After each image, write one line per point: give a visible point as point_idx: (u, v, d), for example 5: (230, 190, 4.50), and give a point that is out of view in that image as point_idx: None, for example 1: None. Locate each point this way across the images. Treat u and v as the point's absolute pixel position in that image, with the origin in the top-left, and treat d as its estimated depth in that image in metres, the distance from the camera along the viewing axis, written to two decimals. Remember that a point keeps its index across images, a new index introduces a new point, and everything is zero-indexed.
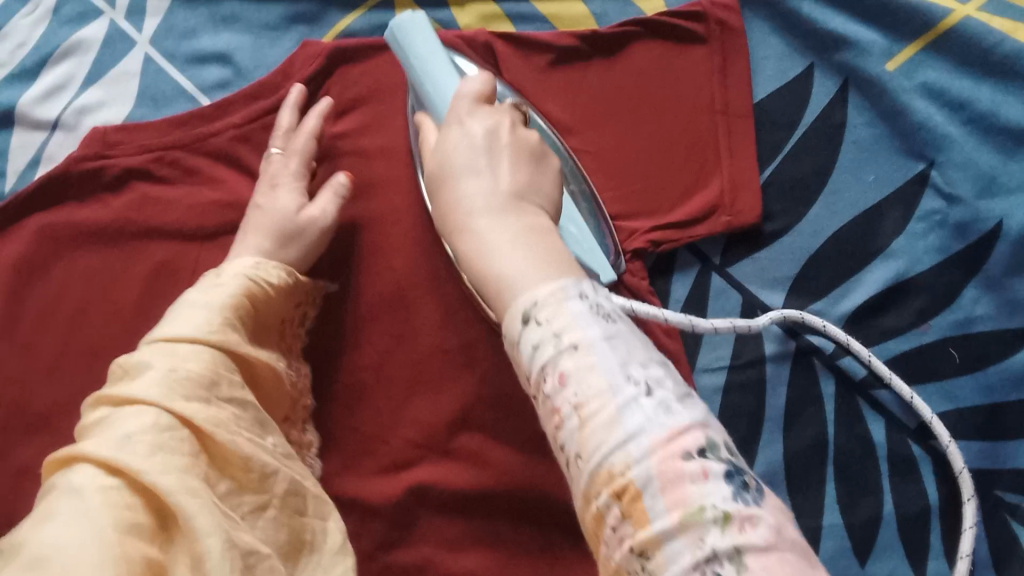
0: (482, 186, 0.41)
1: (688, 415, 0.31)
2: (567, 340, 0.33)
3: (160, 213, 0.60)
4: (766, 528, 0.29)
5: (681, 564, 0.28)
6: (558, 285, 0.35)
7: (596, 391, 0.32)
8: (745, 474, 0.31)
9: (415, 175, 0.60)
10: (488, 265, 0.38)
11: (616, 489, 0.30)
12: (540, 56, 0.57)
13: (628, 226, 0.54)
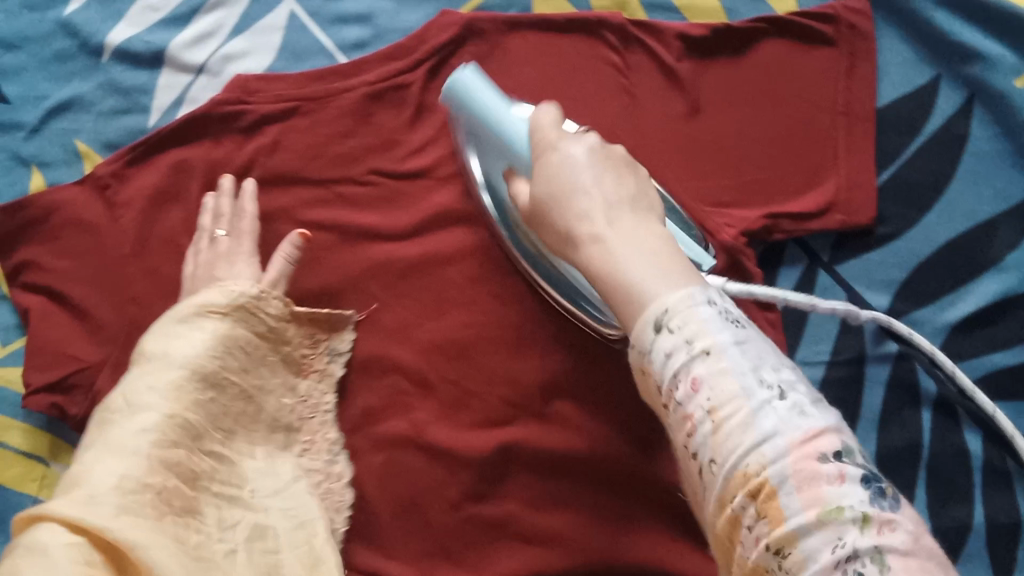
0: (601, 226, 0.39)
1: (823, 419, 0.32)
2: (699, 346, 0.33)
3: (289, 160, 0.64)
4: (907, 534, 0.29)
5: (821, 562, 0.29)
6: (685, 294, 0.35)
7: (728, 396, 0.32)
8: (881, 482, 0.31)
9: None
10: (615, 274, 0.38)
11: (751, 489, 0.31)
12: (670, 45, 0.58)
13: (738, 214, 0.56)
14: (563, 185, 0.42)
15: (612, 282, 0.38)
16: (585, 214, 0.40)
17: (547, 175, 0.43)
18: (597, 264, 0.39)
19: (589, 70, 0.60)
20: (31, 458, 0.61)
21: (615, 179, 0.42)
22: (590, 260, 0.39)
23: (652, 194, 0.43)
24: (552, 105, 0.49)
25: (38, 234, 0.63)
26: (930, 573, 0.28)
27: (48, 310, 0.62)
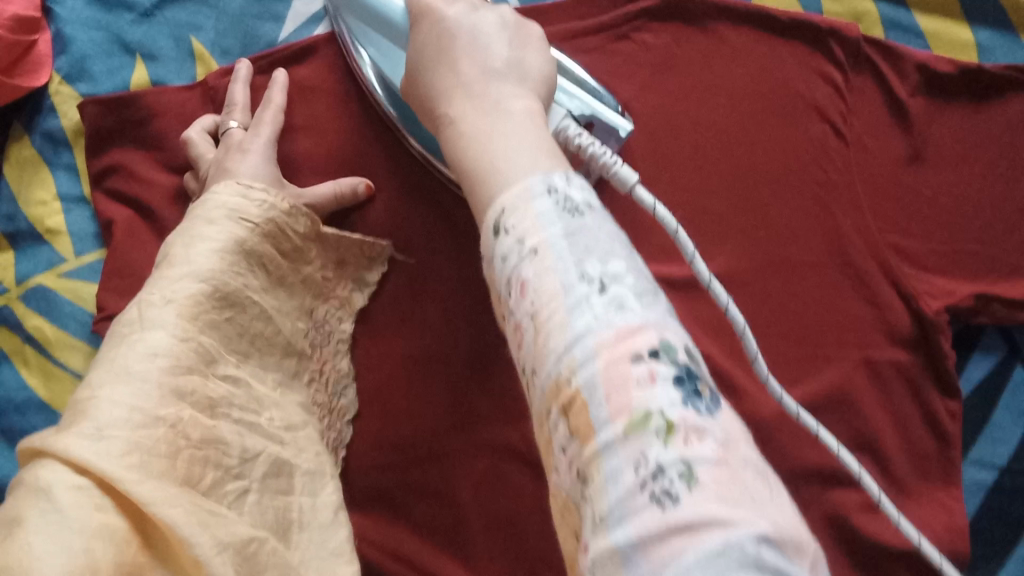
0: (466, 101, 0.37)
1: (644, 314, 0.27)
2: (528, 244, 0.29)
3: None
4: (715, 443, 0.25)
5: (622, 484, 0.24)
6: (523, 186, 0.31)
7: (551, 297, 0.28)
8: (701, 382, 0.27)
9: (717, 149, 0.52)
10: (469, 150, 0.35)
11: (563, 402, 0.27)
12: (905, 75, 0.52)
13: (943, 284, 0.50)
14: (437, 64, 0.40)
15: (462, 165, 0.35)
16: (455, 91, 0.38)
17: (424, 51, 0.41)
18: (454, 143, 0.36)
19: (800, 81, 0.52)
20: None
21: (506, 47, 0.40)
22: (450, 137, 0.37)
23: (533, 78, 0.39)
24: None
25: (135, 135, 0.55)
26: (737, 486, 0.24)
27: (133, 226, 0.55)
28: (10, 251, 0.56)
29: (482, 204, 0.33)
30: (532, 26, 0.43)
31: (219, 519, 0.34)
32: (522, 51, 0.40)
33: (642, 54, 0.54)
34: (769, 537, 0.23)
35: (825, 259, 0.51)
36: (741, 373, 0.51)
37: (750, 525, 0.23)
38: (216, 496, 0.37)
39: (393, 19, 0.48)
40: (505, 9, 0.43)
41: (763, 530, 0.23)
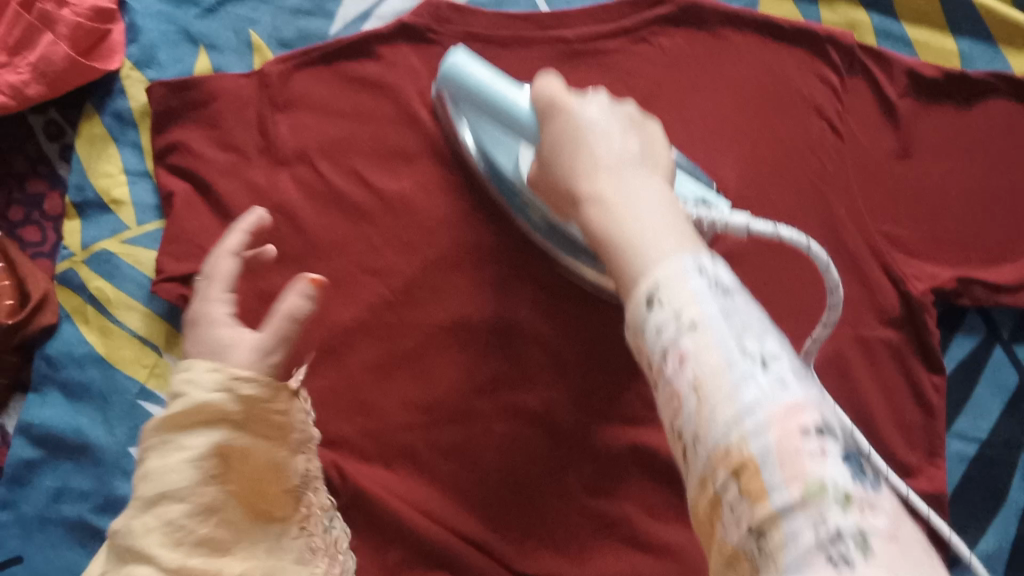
0: (603, 180, 0.37)
1: (807, 396, 0.28)
2: (685, 319, 0.30)
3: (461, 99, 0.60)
4: (887, 519, 0.26)
5: (801, 544, 0.25)
6: (672, 263, 0.31)
7: (713, 368, 0.28)
8: (865, 463, 0.27)
9: (727, 140, 0.57)
10: (610, 219, 0.35)
11: (732, 465, 0.27)
12: (896, 79, 0.58)
13: (929, 268, 0.55)
14: (565, 146, 0.40)
15: (592, 231, 0.35)
16: (590, 171, 0.38)
17: (555, 138, 0.41)
18: (596, 221, 0.35)
19: (801, 82, 0.58)
20: (144, 342, 0.59)
21: (632, 135, 0.40)
22: (584, 213, 0.36)
23: (659, 160, 0.39)
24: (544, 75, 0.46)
25: (195, 116, 0.61)
26: (911, 560, 0.25)
27: (190, 198, 0.60)
28: (76, 218, 0.61)
29: (624, 276, 0.32)
30: (653, 125, 0.43)
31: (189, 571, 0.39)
32: (646, 134, 0.41)
33: (659, 55, 0.59)
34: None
35: (823, 243, 0.55)
36: None
37: None
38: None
39: (518, 114, 0.49)
40: (630, 104, 0.43)
41: None
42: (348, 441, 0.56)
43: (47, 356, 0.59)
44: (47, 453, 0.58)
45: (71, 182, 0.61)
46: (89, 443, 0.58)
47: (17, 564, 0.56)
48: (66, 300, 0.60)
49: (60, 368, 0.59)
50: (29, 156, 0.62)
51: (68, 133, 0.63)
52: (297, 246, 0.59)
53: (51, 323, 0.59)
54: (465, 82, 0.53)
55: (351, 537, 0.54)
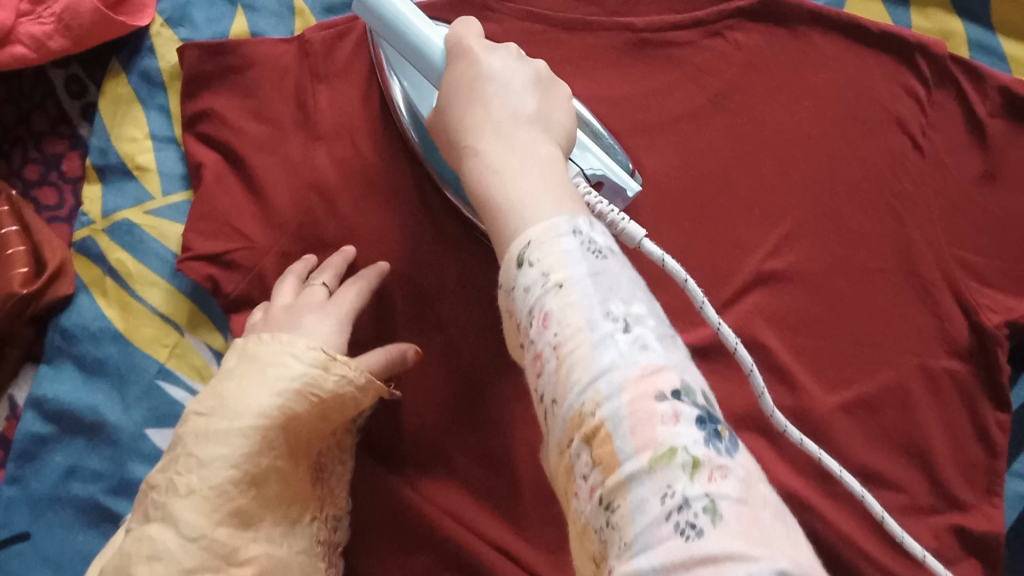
0: (493, 138, 0.39)
1: (665, 356, 0.30)
2: (552, 279, 0.31)
3: None
4: (736, 482, 0.27)
5: (649, 512, 0.26)
6: (548, 223, 0.33)
7: (574, 330, 0.30)
8: (719, 423, 0.29)
9: (800, 151, 0.54)
10: (496, 180, 0.36)
11: (586, 432, 0.29)
12: (988, 96, 0.54)
13: (1004, 300, 0.52)
14: (462, 94, 0.41)
15: (480, 194, 0.37)
16: (483, 123, 0.39)
17: (454, 89, 0.42)
18: (476, 177, 0.38)
19: (884, 91, 0.54)
20: (166, 322, 0.56)
21: (535, 100, 0.41)
22: (469, 169, 0.38)
23: (559, 131, 0.41)
24: (468, 21, 0.45)
25: (229, 83, 0.57)
26: (758, 524, 0.26)
27: (221, 172, 0.56)
28: (97, 184, 0.57)
29: (503, 239, 0.34)
30: (562, 89, 0.44)
31: None
32: (550, 101, 0.42)
33: (733, 52, 0.56)
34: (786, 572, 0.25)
35: (891, 266, 0.53)
36: (800, 370, 0.53)
37: (765, 559, 0.25)
38: None
39: (432, 59, 0.45)
40: (537, 62, 0.44)
41: (778, 564, 0.25)
42: (377, 439, 0.55)
43: (62, 329, 0.56)
44: (59, 430, 0.56)
45: (93, 145, 0.57)
46: (104, 422, 0.56)
47: (25, 542, 0.55)
48: (84, 270, 0.57)
49: (74, 342, 0.56)
50: (51, 115, 0.59)
51: (93, 91, 0.59)
52: (334, 232, 0.56)
53: (67, 295, 0.56)
54: (377, 11, 0.46)
55: (376, 539, 0.53)
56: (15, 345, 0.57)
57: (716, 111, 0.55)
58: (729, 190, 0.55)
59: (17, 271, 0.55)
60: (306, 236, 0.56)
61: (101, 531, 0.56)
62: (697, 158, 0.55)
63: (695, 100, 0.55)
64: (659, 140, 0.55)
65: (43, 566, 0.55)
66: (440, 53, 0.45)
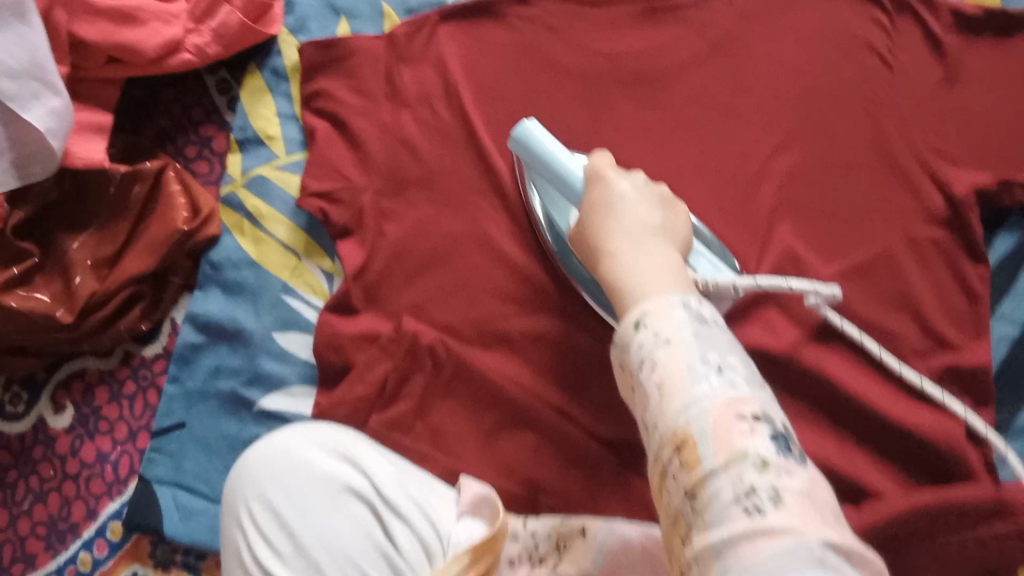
0: (623, 244, 0.52)
1: (750, 393, 0.41)
2: (663, 336, 0.43)
3: (557, 49, 0.71)
4: (797, 479, 0.38)
5: (722, 497, 0.38)
6: (661, 301, 0.45)
7: (677, 372, 0.42)
8: (793, 442, 0.40)
9: (786, 79, 0.67)
10: (624, 273, 0.50)
11: (679, 441, 0.40)
12: (941, 19, 0.66)
13: (970, 174, 0.62)
14: (600, 214, 0.54)
15: (617, 284, 0.50)
16: (613, 235, 0.53)
17: (592, 206, 0.55)
18: (611, 273, 0.51)
19: (852, 27, 0.67)
20: (287, 250, 0.72)
21: (658, 214, 0.54)
22: (603, 267, 0.52)
23: (677, 236, 0.54)
24: (604, 155, 0.59)
25: (335, 70, 0.74)
26: (812, 508, 0.37)
27: (330, 134, 0.73)
28: (238, 152, 0.75)
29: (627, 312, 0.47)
30: (679, 205, 0.57)
31: None
32: (670, 213, 0.55)
33: (727, 8, 0.70)
34: (827, 543, 0.36)
35: (876, 160, 0.64)
36: (803, 247, 0.63)
37: (815, 532, 0.36)
38: None
39: (575, 185, 0.59)
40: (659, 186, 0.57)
41: (825, 536, 0.36)
42: (452, 326, 0.66)
43: (212, 261, 0.73)
44: (209, 339, 0.71)
45: (236, 124, 0.75)
46: (243, 330, 0.71)
47: (182, 429, 0.70)
48: (227, 218, 0.74)
49: (221, 271, 0.72)
50: (205, 108, 0.78)
51: (236, 88, 0.77)
52: (416, 171, 0.70)
53: (215, 235, 0.73)
54: (528, 148, 0.60)
55: (453, 403, 0.65)
56: (178, 276, 0.74)
57: (715, 55, 0.69)
58: (731, 115, 0.67)
59: (180, 214, 0.72)
60: (394, 176, 0.71)
61: (238, 416, 0.70)
62: (702, 92, 0.68)
63: (697, 50, 0.69)
64: (672, 82, 0.69)
65: (202, 449, 0.70)
66: (580, 180, 0.58)
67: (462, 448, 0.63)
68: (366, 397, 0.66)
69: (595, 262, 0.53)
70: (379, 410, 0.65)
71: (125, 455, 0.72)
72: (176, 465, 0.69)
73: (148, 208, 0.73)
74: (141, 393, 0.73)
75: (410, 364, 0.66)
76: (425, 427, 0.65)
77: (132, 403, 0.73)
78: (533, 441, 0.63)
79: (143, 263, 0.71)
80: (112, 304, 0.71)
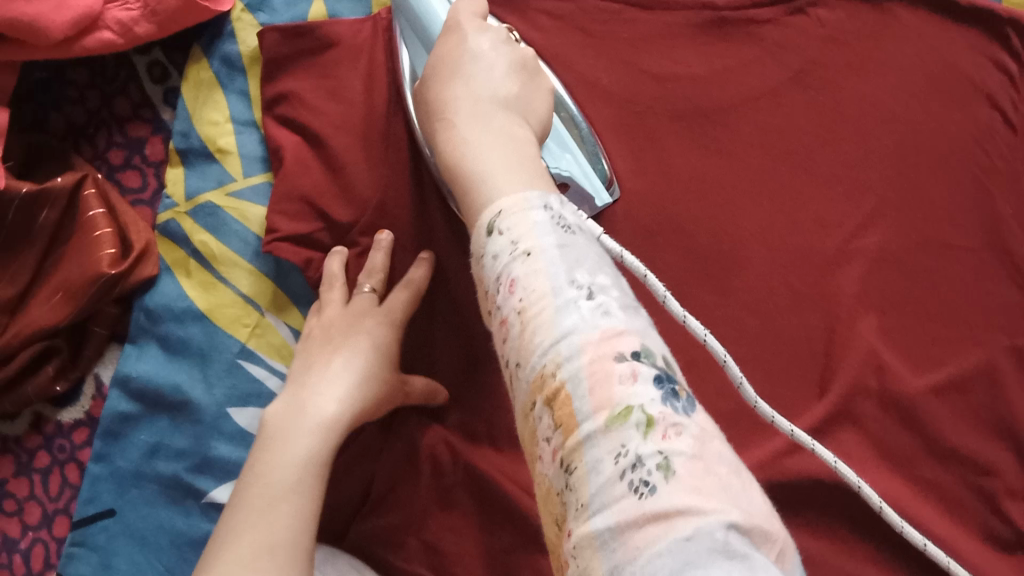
0: (472, 122, 0.42)
1: (626, 322, 0.30)
2: (521, 248, 0.33)
3: (595, 63, 0.57)
4: (690, 437, 0.27)
5: (603, 472, 0.27)
6: (520, 200, 0.35)
7: (539, 295, 0.32)
8: (681, 385, 0.29)
9: (881, 128, 0.54)
10: (466, 154, 0.40)
11: (547, 393, 0.30)
12: None
13: None
14: (445, 72, 0.45)
15: (460, 171, 0.39)
16: (457, 108, 0.43)
17: (439, 62, 0.46)
18: (452, 155, 0.41)
19: (970, 70, 0.54)
20: (250, 304, 0.57)
21: (514, 87, 0.46)
22: (444, 140, 0.42)
23: (529, 109, 0.46)
24: (478, 2, 0.50)
25: (308, 65, 0.58)
26: (713, 480, 0.26)
27: (300, 151, 0.57)
28: (179, 166, 0.59)
29: (475, 205, 0.37)
30: (542, 78, 0.49)
31: (302, 368, 0.51)
32: (528, 90, 0.47)
33: (816, 27, 0.56)
34: (737, 525, 0.25)
35: (980, 244, 0.52)
36: (887, 349, 0.51)
37: (717, 513, 0.25)
38: (325, 327, 0.53)
39: (432, 27, 0.51)
40: (524, 49, 0.49)
41: (731, 518, 0.25)
42: (458, 418, 0.55)
43: (147, 309, 0.58)
44: (143, 408, 0.57)
45: (176, 129, 0.59)
46: (187, 399, 0.56)
47: (111, 518, 0.55)
48: (167, 252, 0.58)
49: (158, 322, 0.57)
50: (134, 99, 0.61)
51: (175, 76, 0.61)
52: (408, 207, 0.55)
53: (152, 275, 0.58)
54: None
55: (455, 515, 0.53)
56: (102, 325, 0.58)
57: (796, 87, 0.56)
58: (810, 167, 0.54)
59: (105, 253, 0.56)
60: (381, 213, 0.55)
61: (181, 509, 0.55)
62: (776, 136, 0.55)
63: (771, 83, 0.56)
64: (737, 120, 0.55)
65: (135, 543, 0.55)
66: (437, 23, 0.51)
67: (466, 574, 0.51)
68: (350, 500, 0.54)
69: (434, 136, 0.44)
70: (363, 517, 0.54)
71: (39, 544, 0.57)
72: (103, 563, 0.55)
73: (60, 235, 0.57)
74: (57, 468, 0.58)
75: (404, 464, 0.54)
76: (419, 544, 0.52)
77: (45, 479, 0.58)
78: (551, 566, 0.51)
79: (56, 314, 0.55)
80: (17, 361, 0.56)
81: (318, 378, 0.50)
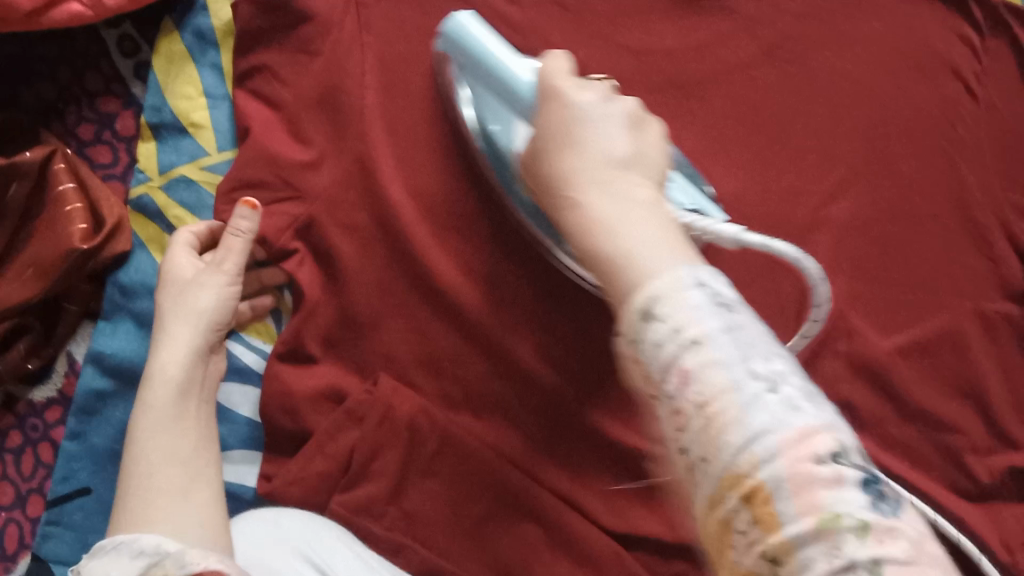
0: (591, 185, 0.34)
1: (819, 415, 0.26)
2: (688, 336, 0.27)
3: (570, 37, 0.57)
4: (907, 542, 0.24)
5: (815, 575, 0.24)
6: (670, 275, 0.29)
7: (726, 395, 0.26)
8: (884, 482, 0.26)
9: (852, 101, 0.55)
10: (603, 237, 0.32)
11: (743, 492, 0.26)
12: None
13: None
14: (556, 140, 0.37)
15: (593, 254, 0.32)
16: (569, 168, 0.35)
17: (547, 124, 0.37)
18: (583, 236, 0.33)
19: (934, 45, 0.56)
20: None
21: (642, 135, 0.37)
22: (578, 224, 0.34)
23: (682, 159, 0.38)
24: (558, 54, 0.42)
25: (282, 40, 0.57)
26: None
27: (271, 125, 0.57)
28: (151, 141, 0.59)
29: (619, 293, 0.30)
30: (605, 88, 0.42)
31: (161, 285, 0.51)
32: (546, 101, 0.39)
33: (787, 2, 0.57)
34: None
35: (944, 213, 0.54)
36: (857, 314, 0.52)
37: None
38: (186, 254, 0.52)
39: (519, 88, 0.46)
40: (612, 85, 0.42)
41: None
42: (439, 392, 0.54)
43: (121, 286, 0.57)
44: (118, 385, 0.56)
45: (147, 103, 0.59)
46: None
47: (85, 497, 0.55)
48: (141, 228, 0.58)
49: (133, 299, 0.57)
50: (104, 73, 0.60)
51: (145, 51, 0.60)
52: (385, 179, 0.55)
53: (125, 251, 0.57)
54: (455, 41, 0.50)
55: (435, 484, 0.52)
56: (74, 302, 0.58)
57: (768, 60, 0.56)
58: (783, 138, 0.55)
59: (76, 227, 0.55)
60: (343, 170, 0.55)
61: None
62: (748, 108, 0.56)
63: (746, 57, 0.57)
64: (711, 93, 0.56)
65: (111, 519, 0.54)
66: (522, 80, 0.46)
67: (447, 542, 0.51)
68: (328, 473, 0.52)
69: (553, 207, 0.36)
70: (341, 490, 0.52)
71: (12, 524, 0.56)
72: (79, 541, 0.54)
73: (30, 212, 0.56)
74: (29, 447, 0.57)
75: (383, 437, 0.52)
76: (400, 513, 0.52)
77: (18, 459, 0.57)
78: (534, 533, 0.52)
79: (28, 290, 0.54)
80: None
81: (168, 330, 0.48)
